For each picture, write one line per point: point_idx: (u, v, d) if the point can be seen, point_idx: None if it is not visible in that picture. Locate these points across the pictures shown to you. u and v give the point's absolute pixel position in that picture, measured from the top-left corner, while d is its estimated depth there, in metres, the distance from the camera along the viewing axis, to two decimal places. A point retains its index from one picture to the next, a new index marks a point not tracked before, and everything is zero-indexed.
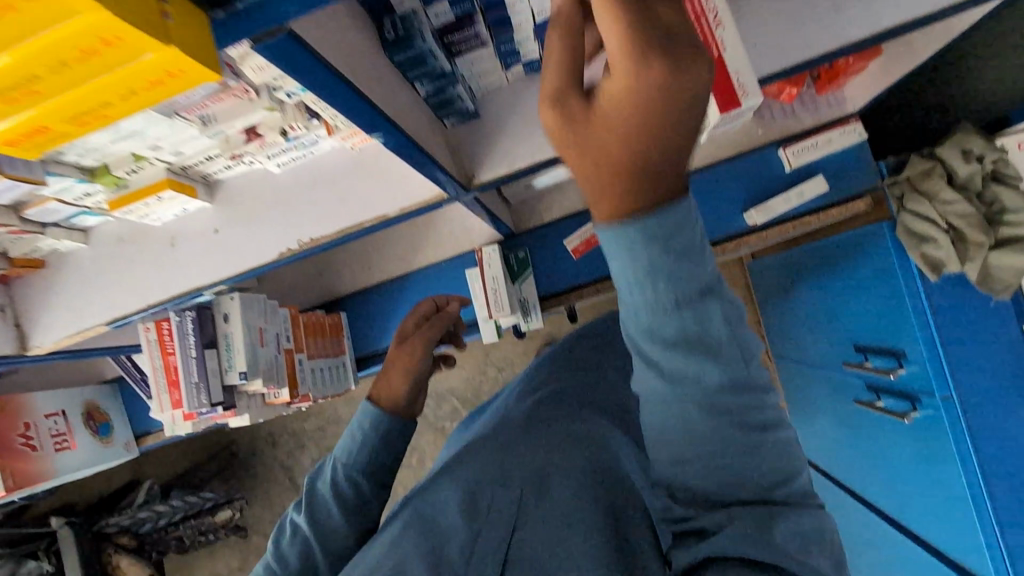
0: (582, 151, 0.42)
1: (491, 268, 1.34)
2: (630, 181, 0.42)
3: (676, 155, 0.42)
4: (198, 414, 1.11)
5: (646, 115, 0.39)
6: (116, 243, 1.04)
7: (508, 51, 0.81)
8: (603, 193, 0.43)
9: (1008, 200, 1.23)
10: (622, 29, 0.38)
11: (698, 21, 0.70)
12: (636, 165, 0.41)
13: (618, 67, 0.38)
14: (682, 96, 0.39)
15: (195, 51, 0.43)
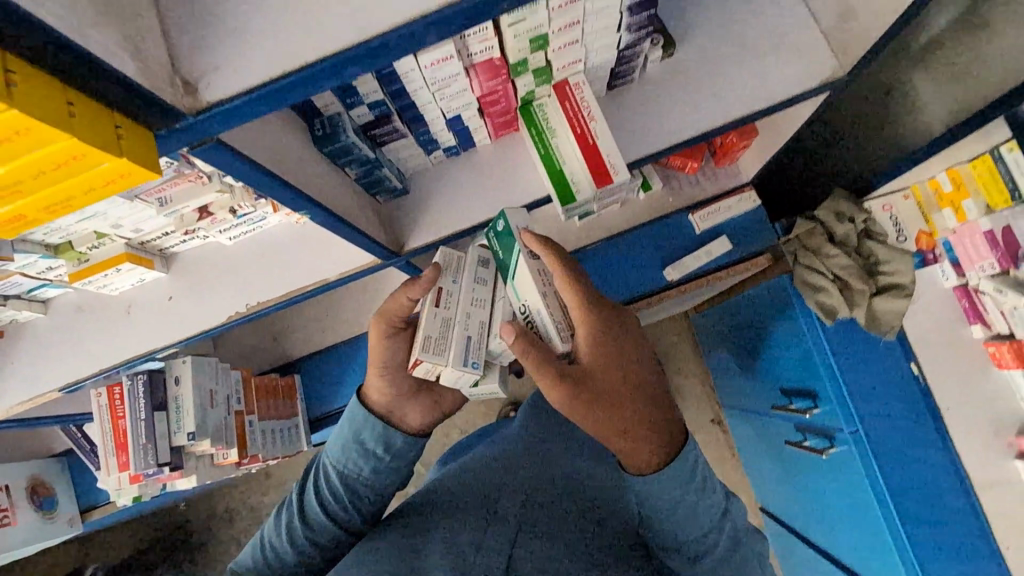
0: (642, 448, 0.83)
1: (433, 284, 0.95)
2: (616, 434, 0.82)
3: (656, 417, 0.84)
4: (144, 475, 1.15)
5: (615, 400, 0.83)
6: (75, 311, 1.12)
7: (427, 140, 0.96)
8: (642, 450, 0.82)
9: (880, 253, 1.44)
10: (648, 455, 0.82)
11: (576, 118, 0.90)
12: (619, 427, 0.82)
13: (651, 460, 0.83)
14: (620, 366, 0.85)
15: (147, 163, 0.47)
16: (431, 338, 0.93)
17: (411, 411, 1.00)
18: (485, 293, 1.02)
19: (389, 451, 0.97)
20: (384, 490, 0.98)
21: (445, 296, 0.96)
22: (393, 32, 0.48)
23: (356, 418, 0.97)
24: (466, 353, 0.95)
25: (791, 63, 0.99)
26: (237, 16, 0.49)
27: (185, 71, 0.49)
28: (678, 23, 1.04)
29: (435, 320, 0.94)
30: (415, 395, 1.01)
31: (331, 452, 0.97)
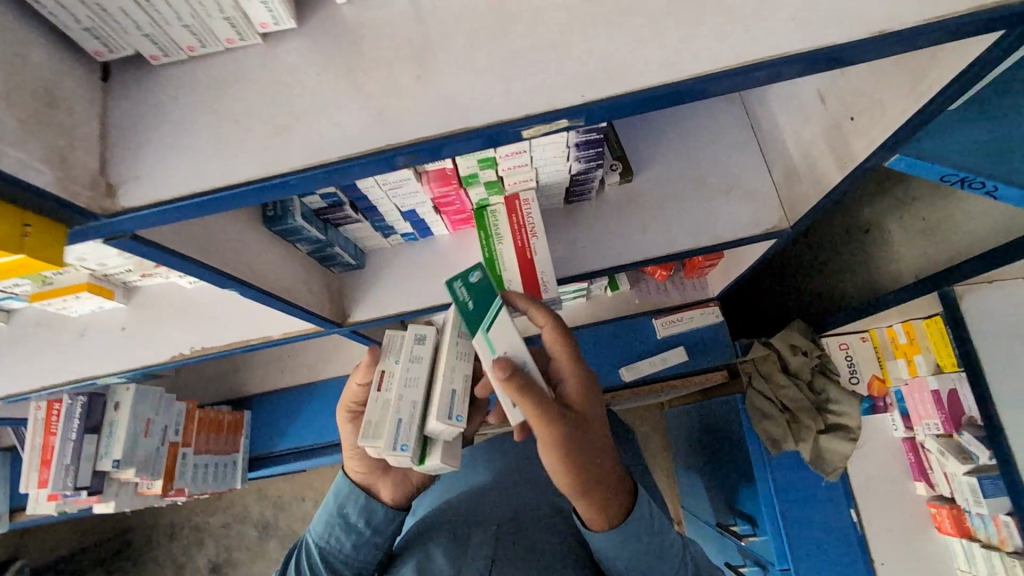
0: (615, 501, 0.78)
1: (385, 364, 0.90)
2: (599, 485, 0.76)
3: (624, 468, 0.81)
4: (62, 496, 1.16)
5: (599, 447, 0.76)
6: (34, 326, 1.16)
7: (384, 226, 1.02)
8: (616, 504, 0.78)
9: (831, 391, 1.40)
10: (620, 508, 0.79)
11: (520, 231, 0.96)
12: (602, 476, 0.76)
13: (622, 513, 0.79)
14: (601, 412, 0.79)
15: (52, 257, 0.50)
16: (371, 421, 0.85)
17: (384, 484, 0.93)
18: (422, 369, 0.86)
19: (370, 525, 0.91)
20: (368, 564, 0.94)
21: (385, 377, 0.88)
22: (297, 176, 0.52)
23: (340, 491, 0.93)
24: (398, 435, 0.80)
25: (741, 207, 1.03)
26: (167, 133, 0.55)
27: (111, 174, 0.54)
28: (640, 151, 1.10)
29: (379, 403, 0.86)
30: (388, 469, 0.94)
31: (315, 529, 0.93)
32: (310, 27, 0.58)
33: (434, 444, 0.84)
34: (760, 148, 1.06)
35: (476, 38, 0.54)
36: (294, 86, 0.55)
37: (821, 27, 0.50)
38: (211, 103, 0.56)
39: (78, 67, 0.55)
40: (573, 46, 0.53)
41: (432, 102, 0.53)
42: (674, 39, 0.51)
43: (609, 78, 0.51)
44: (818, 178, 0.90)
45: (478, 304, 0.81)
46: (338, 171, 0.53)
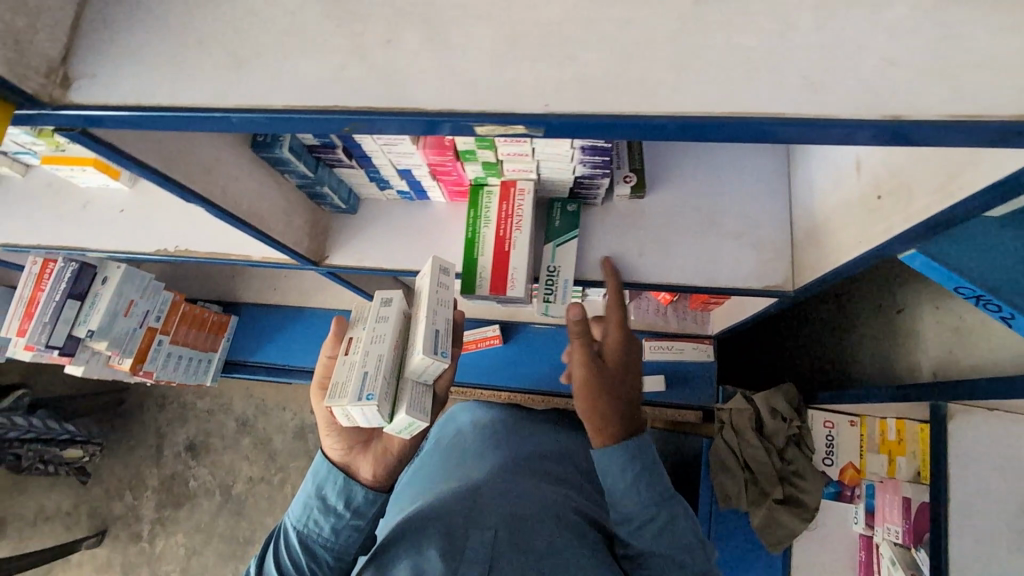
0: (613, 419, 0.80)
1: (353, 333, 0.80)
2: (608, 418, 0.80)
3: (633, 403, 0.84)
4: (38, 349, 1.21)
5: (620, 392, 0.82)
6: (43, 187, 1.20)
7: (379, 179, 0.99)
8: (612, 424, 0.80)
9: (801, 465, 1.32)
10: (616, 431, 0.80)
11: (506, 221, 0.92)
12: (613, 416, 0.80)
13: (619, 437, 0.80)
14: (630, 372, 0.86)
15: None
16: (336, 383, 0.74)
17: (364, 462, 0.79)
18: (390, 327, 0.77)
19: (350, 507, 0.77)
20: (349, 554, 0.79)
21: (352, 341, 0.78)
22: (236, 113, 0.51)
23: (317, 471, 0.79)
24: (363, 386, 0.70)
25: (745, 257, 0.97)
26: (132, 38, 0.54)
27: (71, 66, 0.53)
28: (660, 168, 1.03)
29: (345, 366, 0.76)
30: (368, 442, 0.80)
31: (291, 511, 0.79)
32: None
33: (403, 398, 0.72)
34: (788, 198, 0.98)
35: (464, 15, 0.51)
36: (269, 17, 0.53)
37: (833, 93, 0.44)
38: (182, 17, 0.53)
39: None
40: (561, 47, 0.49)
41: (403, 70, 0.50)
42: (671, 67, 0.47)
43: (589, 92, 0.47)
44: (833, 247, 0.83)
45: (564, 226, 0.99)
46: (281, 119, 0.51)
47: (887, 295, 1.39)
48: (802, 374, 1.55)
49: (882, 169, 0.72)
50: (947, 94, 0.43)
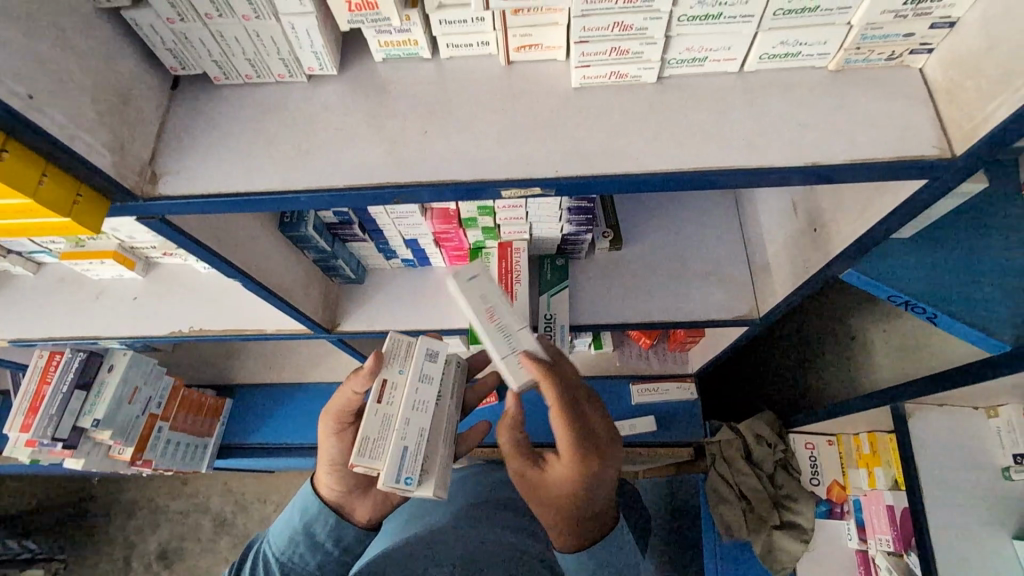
0: (562, 517, 0.76)
1: (390, 376, 0.84)
2: (574, 527, 0.76)
3: (591, 509, 0.77)
4: (39, 444, 1.22)
5: (572, 496, 0.75)
6: (56, 282, 1.26)
7: (387, 249, 1.10)
8: (563, 525, 0.76)
9: (790, 488, 1.40)
10: (564, 529, 0.76)
11: (507, 275, 1.04)
12: (570, 521, 0.76)
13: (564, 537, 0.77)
14: (591, 489, 0.76)
15: (90, 223, 0.60)
16: (368, 438, 0.79)
17: (361, 506, 0.84)
18: (432, 392, 0.83)
19: (338, 546, 0.81)
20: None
21: (389, 394, 0.82)
22: (305, 194, 0.63)
23: (307, 508, 0.81)
24: (402, 465, 0.77)
25: (715, 292, 1.11)
26: (211, 142, 0.66)
27: (158, 166, 0.65)
28: (632, 222, 1.19)
29: (377, 418, 0.81)
30: (369, 488, 0.84)
31: (273, 546, 0.81)
32: (351, 77, 0.69)
33: (432, 474, 0.80)
34: (742, 239, 1.14)
35: (484, 110, 0.66)
36: (327, 121, 0.67)
37: (766, 150, 0.61)
38: (257, 126, 0.67)
39: (152, 75, 0.66)
40: (562, 130, 0.64)
41: (443, 153, 0.64)
42: (647, 139, 0.63)
43: (588, 160, 0.62)
44: (786, 275, 0.98)
45: (554, 280, 1.12)
46: (343, 197, 0.63)
47: (837, 323, 1.56)
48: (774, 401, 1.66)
49: (814, 208, 0.89)
50: (846, 146, 0.60)
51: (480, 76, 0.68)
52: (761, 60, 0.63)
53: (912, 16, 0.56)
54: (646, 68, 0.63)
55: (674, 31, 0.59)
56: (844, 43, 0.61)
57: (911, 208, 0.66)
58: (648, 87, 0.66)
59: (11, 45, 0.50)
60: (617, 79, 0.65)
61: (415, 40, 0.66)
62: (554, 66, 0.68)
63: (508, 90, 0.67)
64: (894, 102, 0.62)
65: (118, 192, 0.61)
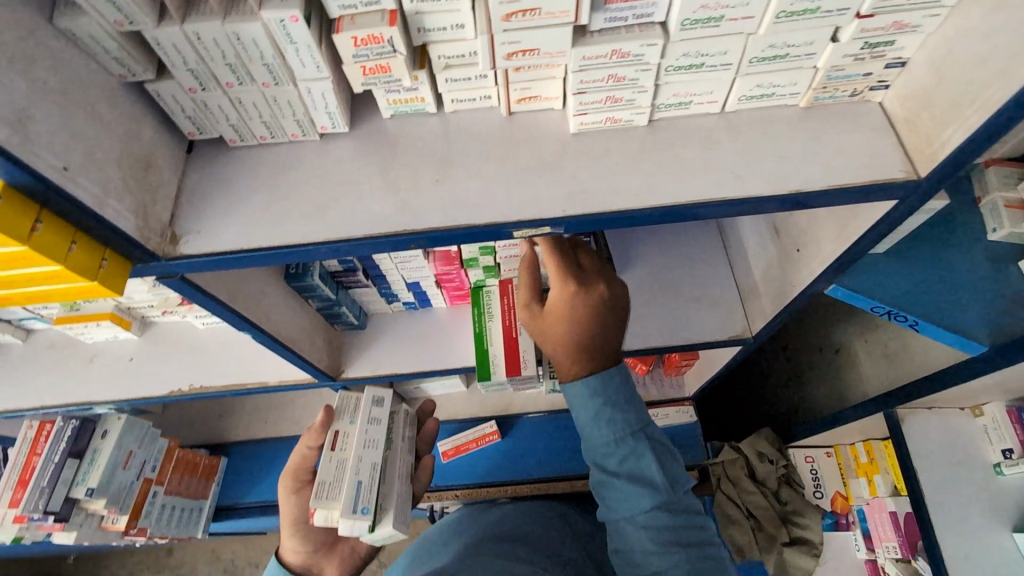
0: (569, 345, 0.79)
1: (342, 426, 0.87)
2: (580, 351, 0.78)
3: (601, 338, 0.79)
4: (29, 519, 1.15)
5: (577, 320, 0.79)
6: (47, 347, 1.24)
7: (390, 294, 1.12)
8: (571, 356, 0.79)
9: (796, 502, 1.42)
10: (572, 356, 0.79)
11: (509, 313, 1.06)
12: (578, 349, 0.78)
13: (573, 368, 0.79)
14: (593, 311, 0.79)
15: (114, 286, 0.62)
16: (324, 482, 0.81)
17: (330, 564, 0.84)
18: (381, 432, 0.87)
19: None
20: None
21: (341, 438, 0.86)
22: (324, 245, 0.66)
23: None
24: (358, 497, 0.78)
25: (707, 316, 1.16)
26: (229, 201, 0.69)
27: (177, 227, 0.67)
28: (623, 254, 1.24)
29: (332, 462, 0.83)
30: (331, 543, 0.85)
31: None
32: (361, 133, 0.73)
33: (391, 507, 0.81)
34: (727, 262, 1.20)
35: (492, 158, 0.70)
36: (341, 176, 0.70)
37: (754, 181, 0.67)
38: (274, 183, 0.70)
39: (169, 141, 0.69)
40: (566, 172, 0.69)
41: (455, 199, 0.68)
42: (644, 176, 0.68)
43: (593, 198, 0.67)
44: (777, 293, 1.03)
45: None
46: (363, 245, 0.66)
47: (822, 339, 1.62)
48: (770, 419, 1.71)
49: (795, 230, 0.95)
50: (824, 173, 0.66)
51: (484, 127, 0.73)
52: (740, 101, 0.70)
53: (869, 58, 0.64)
54: (638, 112, 0.69)
55: (662, 80, 0.65)
56: (812, 83, 0.67)
57: (885, 227, 0.73)
58: (640, 130, 0.71)
59: (49, 122, 0.53)
60: (612, 123, 0.70)
61: (422, 96, 0.70)
62: (552, 114, 0.73)
63: (511, 138, 0.72)
64: (860, 133, 0.69)
65: (142, 254, 0.63)
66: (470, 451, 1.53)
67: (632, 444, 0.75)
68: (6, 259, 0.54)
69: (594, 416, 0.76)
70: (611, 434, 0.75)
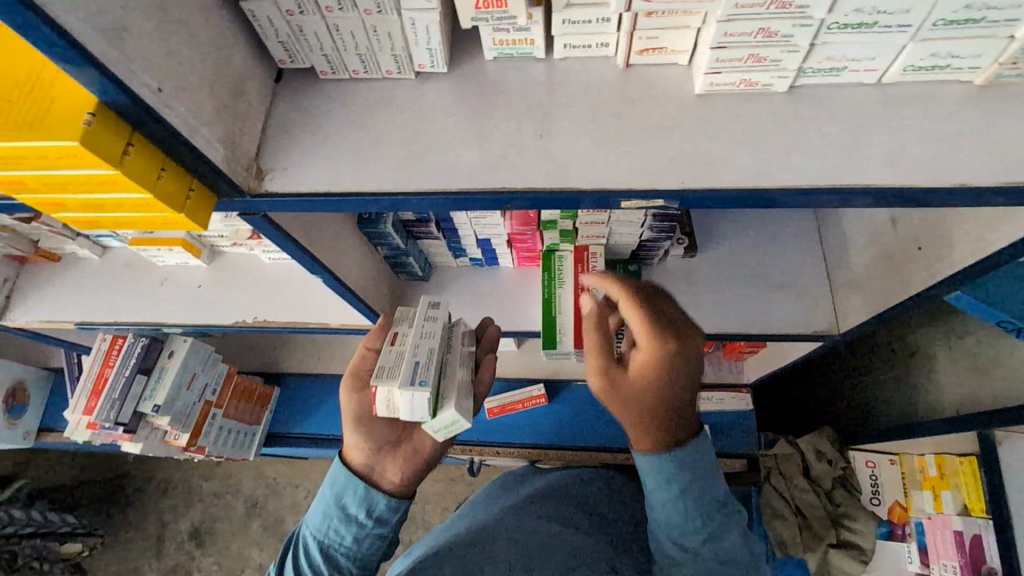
0: (653, 420, 0.70)
1: (400, 329, 0.85)
2: (665, 428, 0.70)
3: (683, 407, 0.71)
4: (100, 427, 1.24)
5: (664, 394, 0.69)
6: (121, 266, 1.26)
7: (458, 248, 1.08)
8: (655, 431, 0.70)
9: (850, 506, 1.36)
10: (657, 430, 0.70)
11: (581, 280, 1.01)
12: (664, 424, 0.70)
13: (657, 443, 0.71)
14: (681, 383, 0.69)
15: (199, 219, 0.59)
16: (383, 367, 0.77)
17: (391, 464, 0.77)
18: (438, 328, 0.84)
19: (371, 517, 0.74)
20: (370, 562, 0.76)
21: (399, 334, 0.83)
22: (415, 196, 0.61)
23: (336, 479, 0.75)
24: (416, 372, 0.75)
25: (793, 306, 1.07)
26: (317, 138, 0.65)
27: (263, 161, 0.64)
28: (706, 229, 1.15)
29: (391, 354, 0.80)
30: (394, 443, 0.78)
31: (309, 518, 0.76)
32: (459, 75, 0.67)
33: (450, 390, 0.76)
34: (821, 249, 1.10)
35: (602, 114, 0.63)
36: (436, 121, 0.65)
37: (908, 169, 0.57)
38: (363, 123, 0.65)
39: (259, 68, 0.65)
40: (684, 137, 0.61)
41: (558, 157, 0.61)
42: (776, 151, 0.59)
43: (715, 171, 0.59)
44: (883, 292, 0.94)
45: None
46: (456, 200, 0.61)
47: (897, 339, 1.50)
48: (829, 416, 1.62)
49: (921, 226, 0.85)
50: (997, 166, 0.56)
51: (596, 79, 0.65)
52: (904, 72, 0.59)
53: None
54: (781, 76, 0.59)
55: (819, 40, 0.55)
56: (1000, 57, 0.56)
57: None
58: (777, 96, 0.62)
59: (148, 38, 0.49)
60: (746, 87, 0.61)
61: (532, 39, 0.63)
62: (675, 70, 0.64)
63: (625, 95, 0.64)
64: None
65: (228, 188, 0.60)
66: (516, 412, 1.52)
67: (714, 520, 0.72)
68: (97, 182, 0.52)
69: (679, 495, 0.71)
70: (700, 511, 0.71)
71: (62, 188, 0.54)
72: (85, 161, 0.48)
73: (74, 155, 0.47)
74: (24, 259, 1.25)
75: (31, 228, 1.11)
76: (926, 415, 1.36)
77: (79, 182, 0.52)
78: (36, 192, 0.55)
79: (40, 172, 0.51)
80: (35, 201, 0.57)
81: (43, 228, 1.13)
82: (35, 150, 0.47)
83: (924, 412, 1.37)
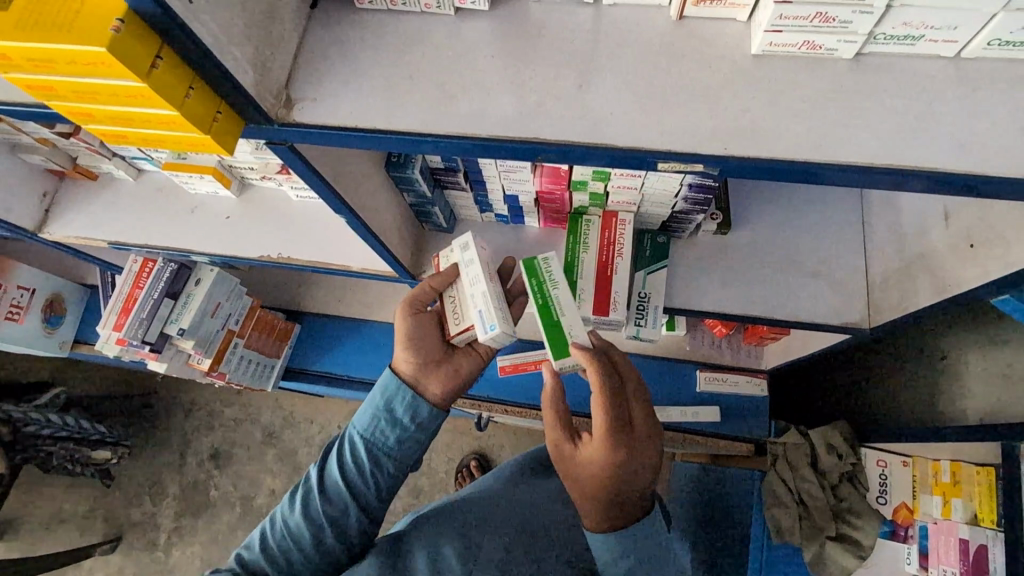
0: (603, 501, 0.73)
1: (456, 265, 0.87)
2: (612, 510, 0.73)
3: (637, 494, 0.74)
4: (128, 343, 1.28)
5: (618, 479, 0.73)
6: (154, 189, 1.28)
7: (485, 202, 1.06)
8: (606, 511, 0.73)
9: (855, 502, 1.32)
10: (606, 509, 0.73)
11: (608, 249, 0.99)
12: (612, 506, 0.73)
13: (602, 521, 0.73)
14: (636, 473, 0.74)
15: (225, 144, 0.59)
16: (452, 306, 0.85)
17: (433, 379, 0.82)
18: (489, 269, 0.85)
19: (415, 422, 0.79)
20: (405, 467, 0.81)
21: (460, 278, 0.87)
22: (440, 140, 0.59)
23: (386, 385, 0.80)
24: (484, 317, 0.80)
25: (826, 295, 1.03)
26: (348, 70, 0.63)
27: (293, 90, 0.62)
28: (743, 205, 1.10)
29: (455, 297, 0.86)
30: (443, 361, 0.85)
31: (355, 420, 0.79)
32: (500, 15, 0.64)
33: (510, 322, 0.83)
34: (863, 238, 1.04)
35: (646, 68, 0.59)
36: (471, 62, 0.62)
37: (977, 154, 0.53)
38: (396, 58, 0.63)
39: None
40: (732, 99, 0.57)
41: (596, 111, 0.58)
42: (830, 123, 0.55)
43: (763, 139, 0.55)
44: (926, 289, 0.89)
45: (652, 256, 1.05)
46: (483, 147, 0.59)
47: (922, 343, 1.45)
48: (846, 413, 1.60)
49: (977, 222, 0.82)
50: None
51: (644, 29, 0.61)
52: (987, 46, 0.54)
53: None
54: (846, 41, 0.55)
55: (896, 2, 0.50)
56: None
57: None
58: (841, 64, 0.57)
59: None
60: (808, 50, 0.57)
61: None
62: (731, 26, 0.60)
63: (674, 49, 0.60)
64: None
65: (257, 116, 0.59)
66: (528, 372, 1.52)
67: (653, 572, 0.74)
68: (126, 94, 0.51)
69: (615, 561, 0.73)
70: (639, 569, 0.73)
71: (94, 98, 0.53)
72: (114, 70, 0.48)
73: (104, 62, 0.47)
74: (63, 174, 1.28)
75: (70, 144, 1.13)
76: (948, 423, 1.31)
77: (109, 92, 0.52)
78: (69, 101, 0.55)
79: (72, 79, 0.50)
80: (66, 110, 0.58)
81: (81, 145, 1.14)
82: (65, 53, 0.47)
83: (947, 420, 1.32)
